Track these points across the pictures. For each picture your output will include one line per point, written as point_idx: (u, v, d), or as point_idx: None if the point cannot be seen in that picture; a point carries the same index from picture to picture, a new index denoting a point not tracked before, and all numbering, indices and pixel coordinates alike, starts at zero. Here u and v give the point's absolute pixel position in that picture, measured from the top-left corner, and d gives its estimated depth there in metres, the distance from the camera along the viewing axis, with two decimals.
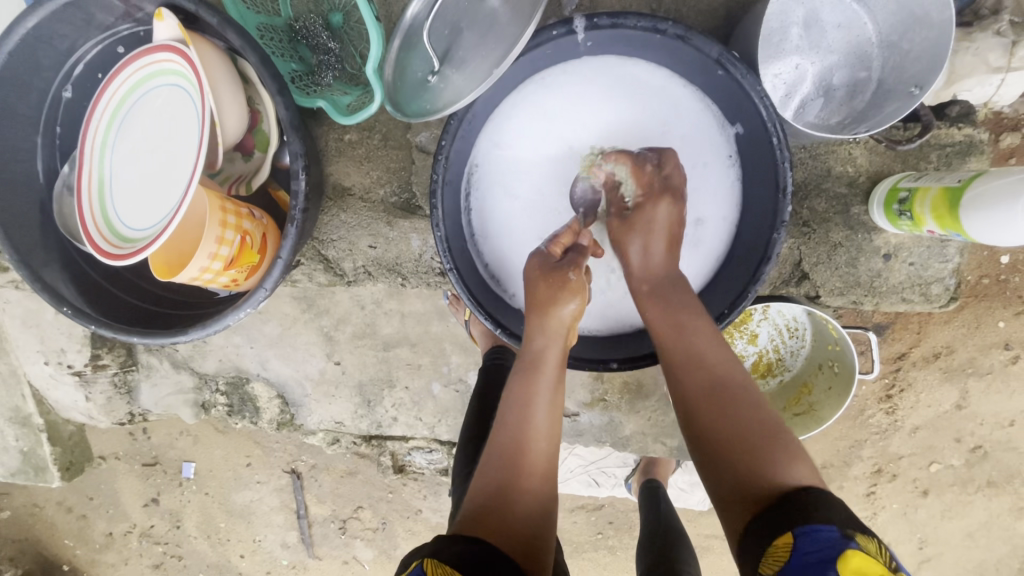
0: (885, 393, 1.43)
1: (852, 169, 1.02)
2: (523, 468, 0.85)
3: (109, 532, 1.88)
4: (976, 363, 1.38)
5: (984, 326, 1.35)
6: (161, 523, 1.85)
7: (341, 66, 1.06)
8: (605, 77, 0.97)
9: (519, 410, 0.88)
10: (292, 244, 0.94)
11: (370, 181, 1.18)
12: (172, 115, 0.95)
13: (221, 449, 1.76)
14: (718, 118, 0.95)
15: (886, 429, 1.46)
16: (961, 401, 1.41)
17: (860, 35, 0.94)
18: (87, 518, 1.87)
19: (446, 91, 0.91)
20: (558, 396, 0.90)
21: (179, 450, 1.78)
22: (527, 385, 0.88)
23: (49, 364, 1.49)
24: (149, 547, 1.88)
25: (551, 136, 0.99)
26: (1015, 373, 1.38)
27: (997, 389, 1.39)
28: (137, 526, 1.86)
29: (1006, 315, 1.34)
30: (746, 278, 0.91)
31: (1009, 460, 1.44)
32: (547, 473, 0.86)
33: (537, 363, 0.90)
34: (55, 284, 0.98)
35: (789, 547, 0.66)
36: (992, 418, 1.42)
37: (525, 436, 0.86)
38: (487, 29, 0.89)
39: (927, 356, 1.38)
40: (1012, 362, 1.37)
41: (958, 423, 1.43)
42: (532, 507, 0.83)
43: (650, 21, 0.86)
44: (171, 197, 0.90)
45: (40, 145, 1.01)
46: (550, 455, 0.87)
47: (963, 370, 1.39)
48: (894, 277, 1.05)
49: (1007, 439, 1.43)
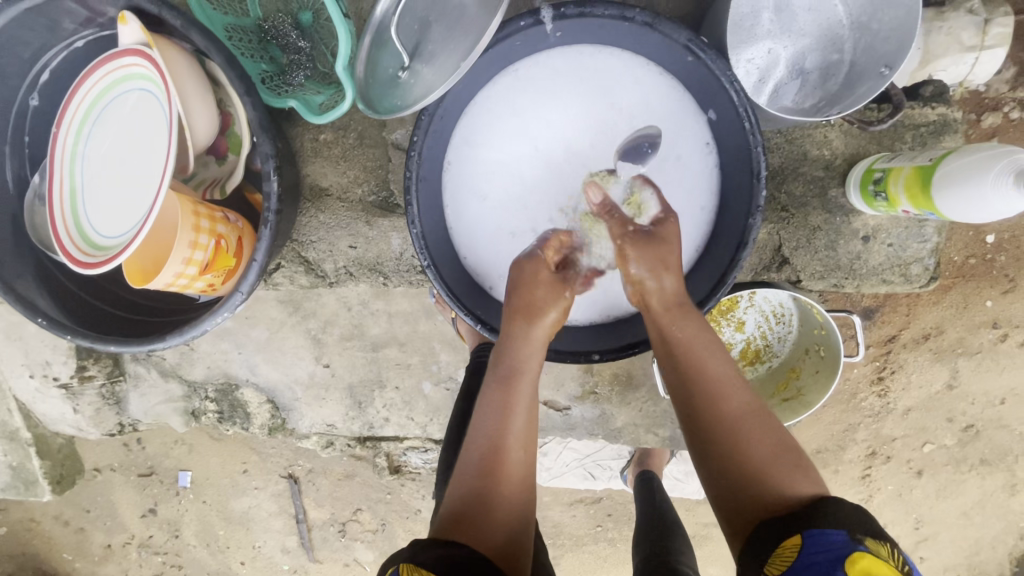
0: (877, 376, 1.44)
1: (828, 152, 1.00)
2: (502, 475, 0.85)
3: (107, 543, 1.87)
4: (965, 343, 1.39)
5: (972, 306, 1.36)
6: (159, 533, 1.84)
7: (312, 66, 1.05)
8: (578, 68, 0.95)
9: (499, 415, 0.88)
10: (266, 246, 0.91)
11: (347, 180, 1.13)
12: (142, 121, 0.94)
13: (216, 456, 1.76)
14: (693, 106, 0.93)
15: (879, 412, 1.47)
16: (952, 381, 1.42)
17: (830, 17, 0.93)
18: (84, 530, 1.86)
19: (417, 86, 0.89)
20: (535, 400, 0.92)
21: (174, 459, 1.77)
22: (505, 392, 0.89)
23: (34, 378, 1.48)
24: (148, 558, 1.87)
25: (524, 129, 0.97)
26: (1004, 351, 1.39)
27: (988, 367, 1.40)
28: (135, 537, 1.85)
29: (993, 294, 1.35)
30: (726, 263, 0.89)
31: (1001, 439, 1.46)
32: (524, 474, 0.88)
33: (517, 373, 0.90)
34: (28, 296, 0.96)
35: (797, 547, 0.70)
36: (983, 397, 1.43)
37: (502, 442, 0.87)
38: (454, 22, 0.88)
39: (917, 338, 1.39)
40: (1001, 340, 1.38)
41: (950, 403, 1.44)
42: (508, 511, 0.84)
43: (617, 9, 0.85)
44: (145, 202, 0.90)
45: (8, 155, 1.00)
46: (527, 459, 0.89)
47: (953, 351, 1.40)
48: (874, 258, 1.03)
49: (998, 418, 1.44)
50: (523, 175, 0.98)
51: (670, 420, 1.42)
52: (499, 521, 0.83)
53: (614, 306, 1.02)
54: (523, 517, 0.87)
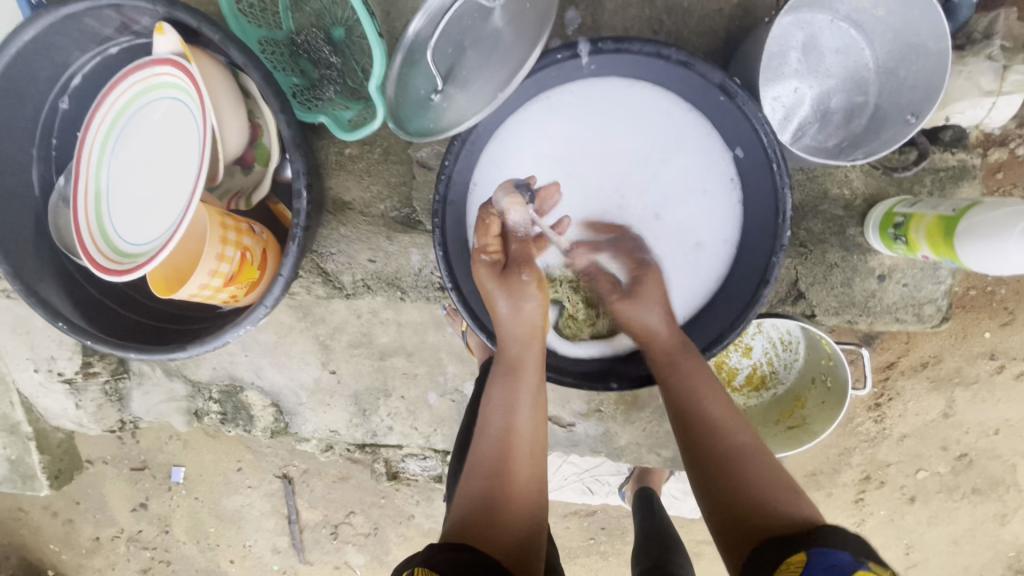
0: (874, 402, 1.46)
1: (848, 191, 1.01)
2: (511, 475, 0.88)
3: (95, 536, 1.85)
4: (963, 373, 1.41)
5: (971, 336, 1.38)
6: (149, 528, 1.84)
7: (342, 81, 1.04)
8: (608, 100, 0.96)
9: (505, 413, 0.92)
10: (293, 261, 0.91)
11: (370, 195, 1.14)
12: (173, 130, 0.95)
13: (212, 453, 1.75)
14: (721, 142, 0.94)
15: (875, 437, 1.48)
16: (948, 410, 1.44)
17: (858, 60, 0.95)
18: (73, 522, 1.85)
19: (450, 111, 0.92)
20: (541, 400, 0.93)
21: (169, 454, 1.77)
22: (509, 390, 0.93)
23: (38, 372, 1.48)
24: (137, 553, 1.86)
25: (552, 155, 0.98)
26: (1000, 383, 1.41)
27: (983, 399, 1.42)
28: (124, 531, 1.84)
29: (992, 326, 1.37)
30: (746, 299, 0.91)
31: (993, 468, 1.48)
32: (534, 475, 0.90)
33: (518, 369, 0.94)
34: (48, 298, 0.96)
35: (802, 563, 0.68)
36: (978, 427, 1.45)
37: (510, 440, 0.90)
38: (491, 49, 0.90)
39: (915, 365, 1.41)
40: (998, 371, 1.40)
41: (944, 431, 1.46)
42: (519, 515, 0.86)
43: (654, 47, 0.86)
44: (173, 213, 0.90)
45: (35, 157, 1.00)
46: (534, 459, 0.91)
47: (950, 380, 1.41)
48: (888, 297, 1.04)
49: (992, 448, 1.46)
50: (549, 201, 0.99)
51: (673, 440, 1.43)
52: (508, 521, 0.84)
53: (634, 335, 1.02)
54: (535, 521, 0.87)
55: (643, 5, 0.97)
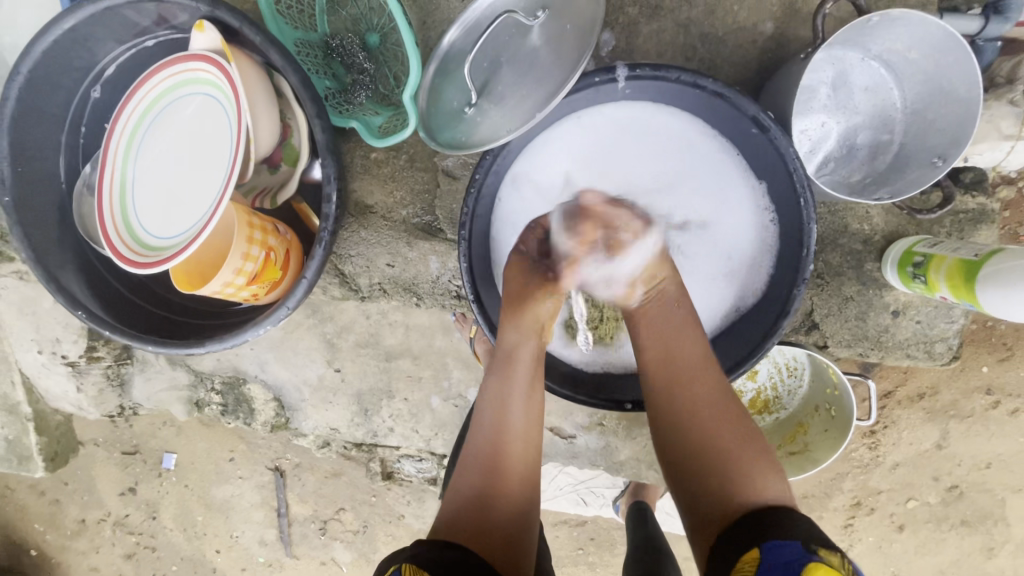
0: (870, 429, 1.47)
1: (868, 227, 1.03)
2: (503, 471, 0.87)
3: (81, 519, 1.84)
4: (958, 405, 1.42)
5: (969, 369, 1.40)
6: (136, 513, 1.83)
7: (373, 86, 1.05)
8: (638, 124, 0.97)
9: (497, 406, 0.90)
10: (318, 265, 0.92)
11: (392, 201, 1.14)
12: (204, 127, 0.95)
13: (204, 442, 1.75)
14: (747, 173, 0.94)
15: (868, 464, 1.50)
16: (942, 441, 1.45)
17: (886, 99, 0.97)
18: (59, 503, 1.84)
19: (483, 125, 0.92)
20: (535, 392, 0.92)
21: (161, 440, 1.76)
22: (502, 383, 0.91)
23: (42, 353, 1.47)
24: (122, 538, 1.85)
25: (578, 174, 0.99)
26: (994, 418, 1.43)
27: (977, 432, 1.44)
28: (111, 515, 1.83)
29: (990, 360, 1.39)
30: (764, 331, 0.91)
31: (983, 501, 1.49)
32: (528, 472, 0.89)
33: (511, 362, 0.92)
34: (68, 286, 0.96)
35: (755, 560, 0.68)
36: (971, 460, 1.46)
37: (502, 435, 0.89)
38: (528, 67, 0.91)
39: (912, 396, 1.43)
40: (993, 407, 1.42)
41: (936, 462, 1.47)
42: (507, 509, 0.85)
43: (691, 76, 0.84)
44: (201, 210, 0.91)
45: (63, 145, 1.00)
46: (528, 456, 0.90)
47: (945, 412, 1.43)
48: (900, 333, 1.06)
49: (983, 481, 1.47)
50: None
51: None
52: (495, 521, 0.83)
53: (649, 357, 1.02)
54: (527, 512, 0.88)
55: (678, 31, 0.99)
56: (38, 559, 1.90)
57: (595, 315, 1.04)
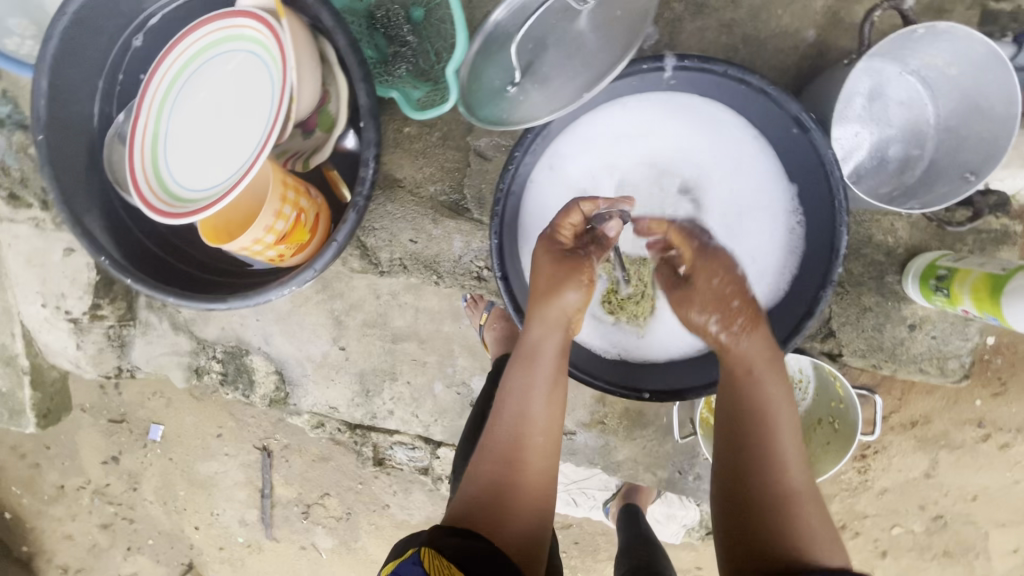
0: (861, 452, 1.47)
1: (892, 240, 1.04)
2: (521, 462, 0.88)
3: (60, 485, 1.80)
4: (949, 436, 1.43)
5: (961, 401, 1.40)
6: (116, 483, 1.78)
7: (414, 60, 1.05)
8: (682, 117, 0.98)
9: (520, 399, 0.90)
10: (349, 229, 0.91)
11: (421, 176, 1.14)
12: (245, 83, 0.95)
13: (192, 416, 1.71)
14: (783, 175, 0.95)
15: (856, 487, 1.49)
16: (930, 470, 1.45)
17: (919, 114, 0.98)
18: (39, 467, 1.80)
19: (523, 105, 0.93)
20: (557, 386, 0.91)
21: (149, 411, 1.72)
22: (525, 376, 0.90)
23: (46, 307, 1.43)
24: (100, 507, 1.80)
25: (614, 160, 1.00)
26: (983, 451, 1.43)
27: (965, 464, 1.43)
28: (91, 483, 1.79)
29: (982, 394, 1.39)
30: (789, 330, 0.92)
31: (967, 534, 1.48)
32: (545, 462, 0.89)
33: (534, 357, 0.91)
34: (93, 231, 0.95)
35: None
36: (957, 490, 1.46)
37: (523, 426, 0.89)
38: (573, 51, 0.91)
39: (904, 423, 1.42)
40: (983, 440, 1.42)
41: (923, 491, 1.47)
42: (527, 506, 0.86)
43: (738, 71, 0.86)
44: (236, 165, 0.90)
45: (99, 90, 0.99)
46: (547, 447, 0.90)
47: (935, 442, 1.43)
48: (915, 347, 1.07)
49: (968, 513, 1.47)
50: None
51: (670, 462, 1.46)
52: (512, 518, 0.85)
53: (672, 345, 1.05)
54: (545, 509, 0.89)
55: (721, 31, 1.00)
56: (12, 523, 1.85)
57: (635, 291, 1.06)
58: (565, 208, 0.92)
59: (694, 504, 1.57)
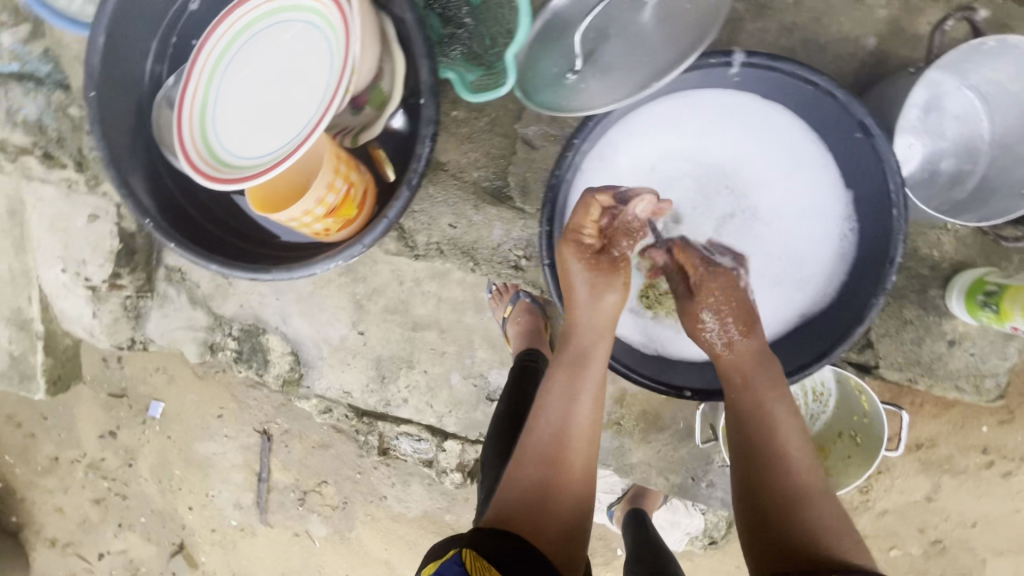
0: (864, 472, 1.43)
1: (937, 254, 1.04)
2: (564, 466, 0.87)
3: (54, 457, 1.76)
4: (953, 461, 1.39)
5: (968, 427, 1.36)
6: (112, 458, 1.75)
7: (469, 44, 1.04)
8: (742, 116, 0.97)
9: (563, 403, 0.89)
10: (400, 206, 0.91)
11: (466, 161, 1.17)
12: (303, 54, 0.94)
13: (193, 394, 1.69)
14: (839, 182, 0.94)
15: (855, 507, 1.45)
16: (932, 494, 1.41)
17: (974, 130, 0.98)
18: (34, 437, 1.76)
19: (583, 94, 0.92)
20: (601, 392, 0.91)
21: (150, 387, 1.70)
22: (571, 380, 0.90)
23: (65, 272, 1.40)
24: (94, 482, 1.76)
25: (670, 155, 0.99)
26: (985, 478, 1.39)
27: (968, 490, 1.40)
28: (86, 457, 1.75)
29: (990, 421, 1.35)
30: (838, 335, 0.91)
31: (965, 559, 1.44)
32: (586, 466, 0.88)
33: (586, 359, 0.92)
34: (138, 191, 0.94)
35: None
36: (957, 516, 1.42)
37: (567, 429, 0.88)
38: (638, 42, 0.90)
39: (910, 446, 1.39)
40: (986, 467, 1.38)
41: (924, 515, 1.43)
42: (568, 511, 0.85)
43: (806, 72, 0.87)
44: (291, 135, 0.89)
45: (153, 50, 0.98)
46: (589, 450, 0.89)
47: (940, 466, 1.39)
48: (952, 363, 1.06)
49: (966, 539, 1.43)
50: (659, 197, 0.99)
51: (684, 468, 1.42)
52: (552, 524, 0.83)
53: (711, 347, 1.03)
54: (583, 514, 0.87)
55: (782, 33, 1.00)
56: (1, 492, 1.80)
57: None
58: (583, 202, 0.89)
59: (699, 512, 1.54)
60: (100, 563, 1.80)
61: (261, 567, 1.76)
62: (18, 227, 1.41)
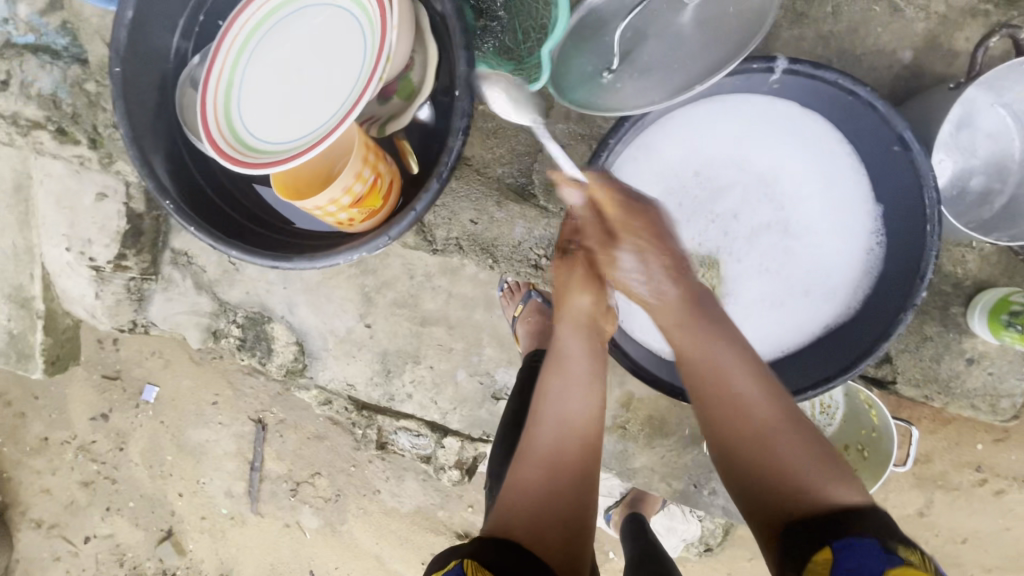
0: None
1: (961, 271, 1.04)
2: (563, 468, 0.86)
3: (44, 437, 1.73)
4: (946, 477, 1.38)
5: (963, 443, 1.35)
6: (103, 441, 1.72)
7: (500, 37, 1.01)
8: (778, 123, 0.98)
9: (562, 401, 0.90)
10: (429, 200, 0.89)
11: (491, 157, 1.18)
12: (334, 39, 0.92)
13: (189, 380, 1.67)
14: (868, 196, 0.96)
15: None
16: (924, 509, 1.40)
17: (1005, 149, 0.98)
18: (24, 417, 1.72)
19: (618, 94, 0.92)
20: (596, 388, 0.92)
21: (145, 370, 1.68)
22: (562, 379, 0.92)
23: (70, 251, 1.38)
24: (83, 464, 1.73)
25: (704, 158, 1.00)
26: (978, 495, 1.38)
27: (961, 505, 1.39)
28: (76, 438, 1.72)
29: (985, 439, 1.35)
30: (865, 346, 0.91)
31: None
32: (586, 468, 0.87)
33: (566, 361, 0.93)
34: (158, 172, 0.91)
35: (828, 561, 0.66)
36: (948, 532, 1.41)
37: (568, 428, 0.89)
38: (675, 45, 0.90)
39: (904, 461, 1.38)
40: (979, 484, 1.37)
41: (915, 530, 1.42)
42: (564, 512, 0.83)
43: (849, 82, 0.85)
44: (321, 122, 0.88)
45: (180, 28, 0.97)
46: (590, 451, 0.88)
47: (933, 481, 1.39)
48: (970, 381, 1.06)
49: (955, 554, 1.43)
50: (699, 202, 0.99)
51: (687, 475, 1.39)
52: (553, 527, 0.81)
53: None
54: (586, 520, 0.84)
55: (818, 42, 1.00)
56: None
57: None
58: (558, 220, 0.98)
59: (696, 519, 1.54)
60: (85, 546, 1.76)
61: (249, 557, 1.74)
62: (24, 203, 1.38)
